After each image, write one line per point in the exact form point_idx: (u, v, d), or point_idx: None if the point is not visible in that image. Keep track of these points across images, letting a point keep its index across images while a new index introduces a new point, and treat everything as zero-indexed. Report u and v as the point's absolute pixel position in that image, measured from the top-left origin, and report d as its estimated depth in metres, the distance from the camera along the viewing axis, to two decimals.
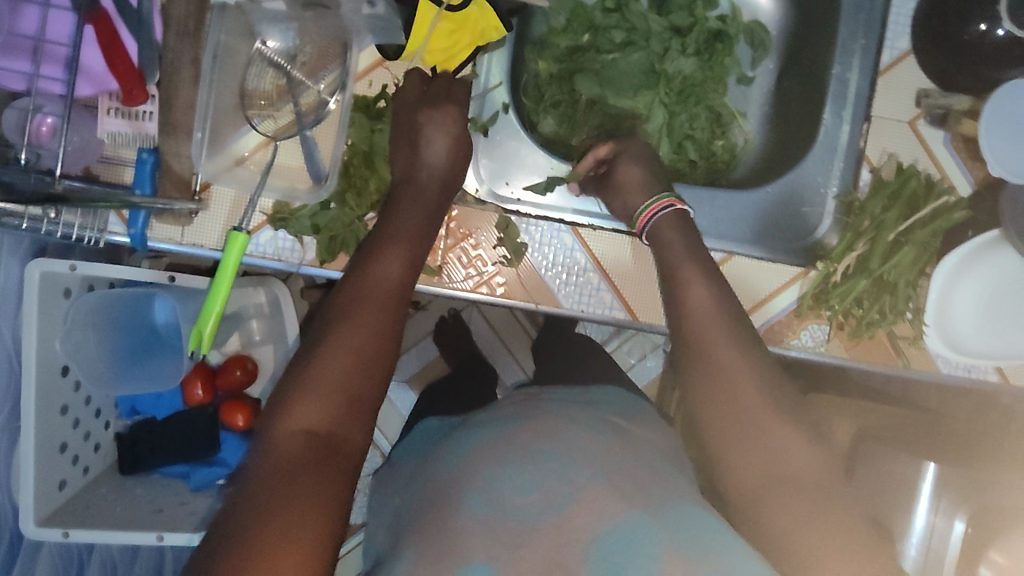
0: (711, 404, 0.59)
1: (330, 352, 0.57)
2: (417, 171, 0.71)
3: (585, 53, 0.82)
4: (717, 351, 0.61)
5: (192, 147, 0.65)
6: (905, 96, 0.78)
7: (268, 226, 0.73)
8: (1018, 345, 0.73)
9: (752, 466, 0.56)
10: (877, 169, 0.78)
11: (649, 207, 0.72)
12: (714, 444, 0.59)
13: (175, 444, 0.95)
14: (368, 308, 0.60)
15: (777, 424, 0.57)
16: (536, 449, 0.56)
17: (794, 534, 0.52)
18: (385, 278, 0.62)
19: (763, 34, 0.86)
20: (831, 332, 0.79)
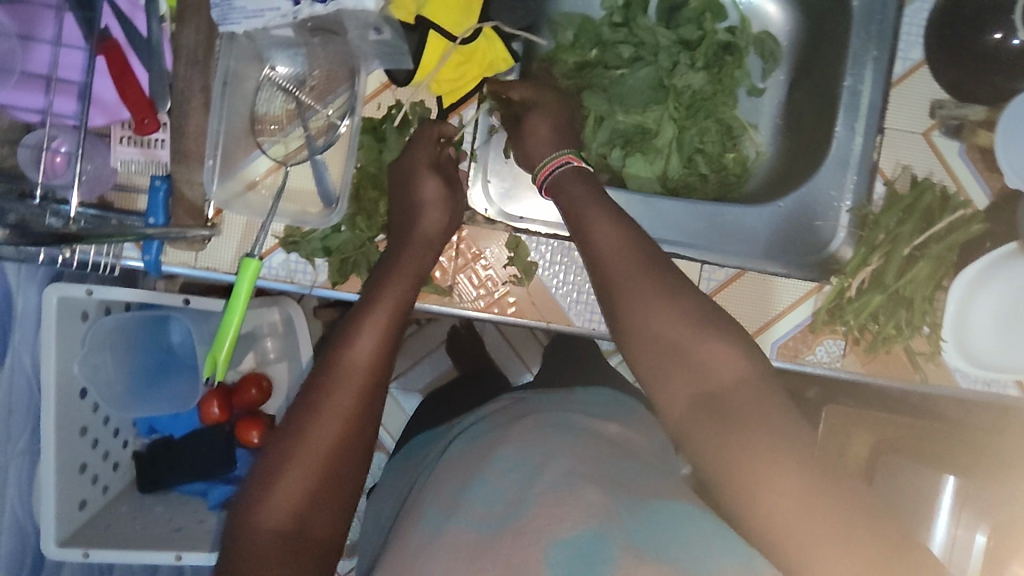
0: (646, 344, 0.57)
1: (308, 441, 0.56)
2: (413, 220, 0.70)
3: (593, 68, 0.82)
4: (637, 300, 0.58)
5: (204, 173, 0.66)
6: (919, 107, 0.77)
7: (280, 249, 0.73)
8: None
9: (693, 394, 0.55)
10: (892, 181, 0.77)
11: (549, 163, 0.70)
12: (653, 382, 0.57)
13: (198, 462, 0.96)
14: (343, 380, 0.59)
15: (714, 349, 0.56)
16: (498, 457, 0.59)
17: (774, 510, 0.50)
18: (362, 348, 0.60)
19: (773, 44, 0.85)
20: (847, 347, 0.77)
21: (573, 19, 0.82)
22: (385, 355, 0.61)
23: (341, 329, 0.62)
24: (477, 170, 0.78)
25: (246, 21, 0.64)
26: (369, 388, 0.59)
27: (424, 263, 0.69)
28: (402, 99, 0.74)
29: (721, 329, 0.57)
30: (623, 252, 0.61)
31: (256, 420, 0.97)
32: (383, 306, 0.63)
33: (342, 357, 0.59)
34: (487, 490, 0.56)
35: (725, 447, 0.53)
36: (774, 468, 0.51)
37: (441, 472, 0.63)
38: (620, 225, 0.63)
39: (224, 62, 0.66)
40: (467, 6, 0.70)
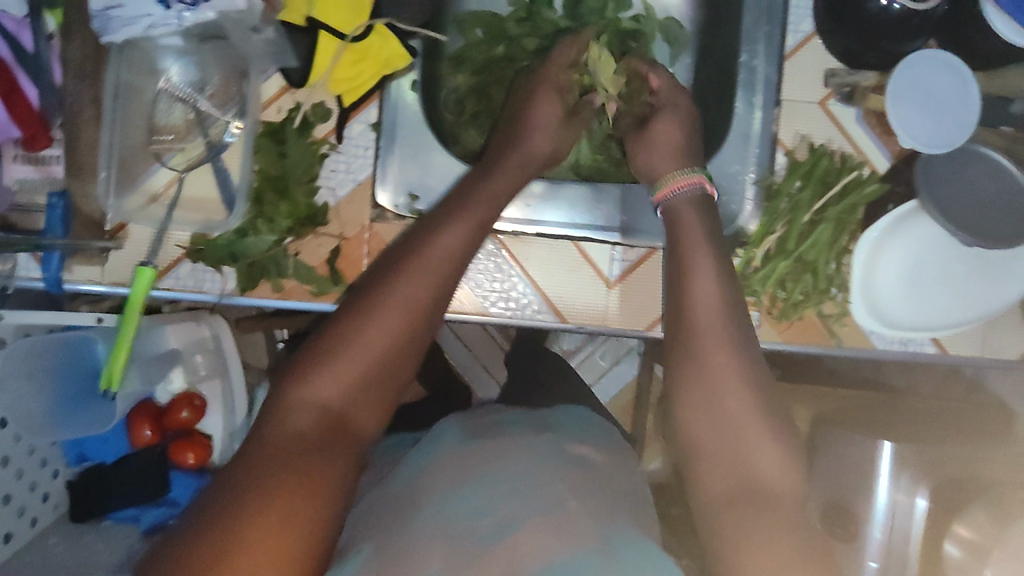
0: (703, 414, 0.61)
1: (367, 338, 0.58)
2: (517, 145, 0.79)
3: (501, 62, 0.88)
4: (711, 352, 0.63)
5: (99, 185, 0.68)
6: (814, 79, 0.79)
7: (185, 260, 0.73)
8: (943, 312, 0.75)
9: (729, 480, 0.59)
10: (792, 152, 0.79)
11: (675, 183, 0.74)
12: (697, 453, 0.62)
13: (132, 489, 0.94)
14: (415, 283, 0.61)
15: (763, 438, 0.60)
16: (486, 471, 0.65)
17: (743, 552, 0.55)
18: (440, 260, 0.63)
19: (677, 30, 0.89)
20: (764, 318, 0.78)
21: (480, 16, 0.86)
22: (448, 286, 0.63)
23: (420, 238, 0.65)
24: (380, 167, 0.76)
25: (126, 26, 0.62)
26: (437, 293, 0.62)
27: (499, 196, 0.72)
28: (300, 100, 0.74)
29: (781, 432, 0.61)
30: (714, 317, 0.64)
31: (190, 442, 0.96)
32: (463, 224, 0.67)
33: (419, 263, 0.62)
34: (478, 504, 0.61)
35: (736, 486, 0.59)
36: (773, 545, 0.54)
37: (432, 471, 0.66)
38: (716, 279, 0.67)
39: (114, 72, 0.66)
40: (355, 5, 0.72)
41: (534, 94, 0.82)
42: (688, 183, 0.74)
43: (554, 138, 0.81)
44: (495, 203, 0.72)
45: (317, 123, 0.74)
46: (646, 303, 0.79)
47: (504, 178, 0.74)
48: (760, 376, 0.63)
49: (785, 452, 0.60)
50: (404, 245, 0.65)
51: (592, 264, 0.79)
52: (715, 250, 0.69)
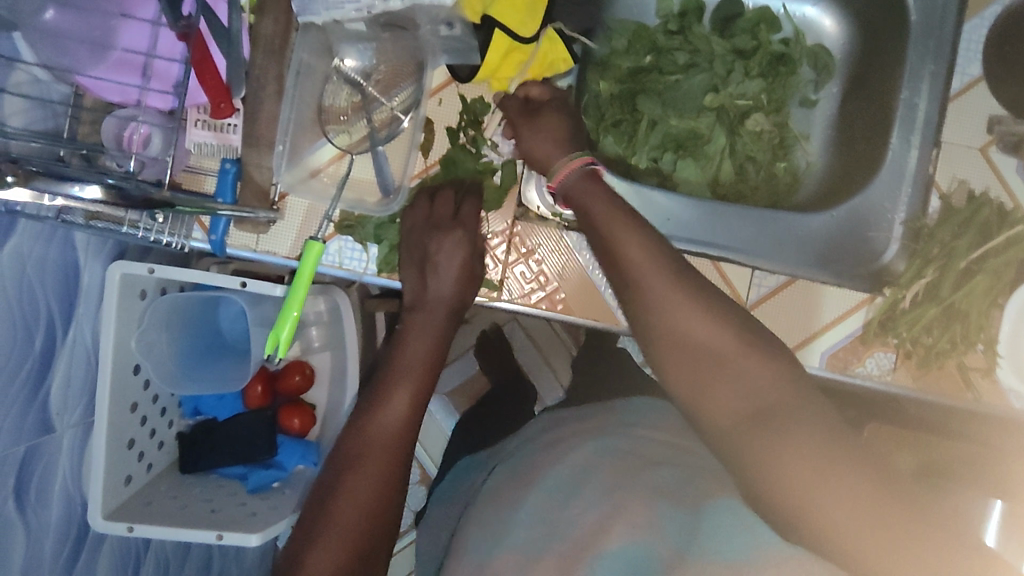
0: (678, 361, 0.59)
1: (340, 507, 0.65)
2: (425, 296, 0.77)
3: (647, 74, 0.85)
4: (666, 296, 0.61)
5: (275, 158, 0.69)
6: (976, 123, 0.78)
7: (337, 236, 0.76)
8: None
9: (738, 399, 0.57)
10: (947, 195, 0.78)
11: (564, 166, 0.69)
12: (692, 394, 0.59)
13: (234, 449, 0.97)
14: (373, 453, 0.69)
15: (746, 355, 0.59)
16: (545, 482, 0.65)
17: (796, 489, 0.52)
18: (390, 419, 0.71)
19: (828, 58, 0.87)
20: (897, 361, 0.79)
21: (627, 26, 0.84)
22: (408, 432, 0.72)
23: (367, 408, 0.72)
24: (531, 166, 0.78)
25: (323, 8, 0.67)
26: (396, 456, 0.70)
27: (440, 327, 0.77)
28: (465, 93, 0.77)
29: (764, 346, 0.59)
30: (655, 269, 0.62)
31: (299, 408, 1.00)
32: (408, 376, 0.74)
33: (371, 435, 0.70)
34: (531, 518, 0.61)
35: (745, 408, 0.57)
36: (808, 464, 0.52)
37: (488, 498, 0.71)
38: (649, 238, 0.64)
39: (301, 56, 0.69)
40: (533, 7, 0.71)
41: (429, 238, 0.76)
42: (577, 161, 0.69)
43: (464, 271, 0.76)
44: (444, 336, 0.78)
45: (480, 116, 0.77)
46: (780, 332, 0.80)
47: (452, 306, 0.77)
48: (730, 314, 0.61)
49: (765, 360, 0.59)
50: (354, 419, 0.73)
51: (730, 285, 0.80)
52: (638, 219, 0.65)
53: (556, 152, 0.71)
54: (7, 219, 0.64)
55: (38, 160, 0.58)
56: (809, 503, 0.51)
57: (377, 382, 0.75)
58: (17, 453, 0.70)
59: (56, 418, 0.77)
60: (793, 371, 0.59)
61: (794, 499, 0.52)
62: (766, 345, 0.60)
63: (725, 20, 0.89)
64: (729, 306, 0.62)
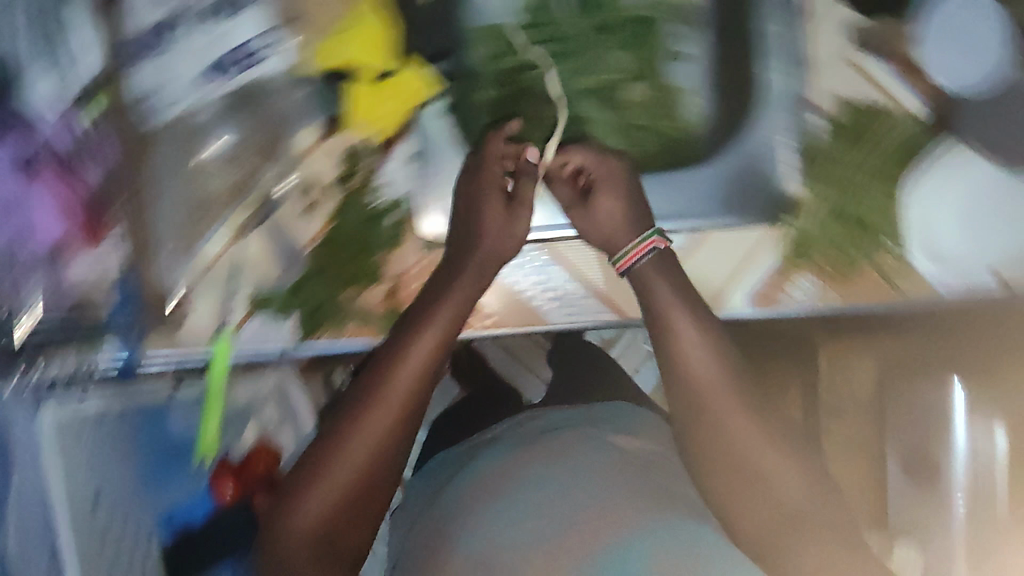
0: (714, 448, 0.71)
1: (330, 476, 0.68)
2: (464, 254, 0.75)
3: (518, 76, 0.78)
4: (731, 418, 0.71)
5: (172, 259, 0.75)
6: (838, 35, 0.78)
7: (252, 317, 0.74)
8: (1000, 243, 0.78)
9: (763, 505, 0.69)
10: (829, 113, 0.79)
11: (632, 250, 0.76)
12: (727, 504, 0.71)
13: (208, 552, 0.83)
14: (377, 409, 0.70)
15: (784, 474, 0.70)
16: (535, 478, 0.75)
17: (784, 545, 0.69)
18: (404, 380, 0.71)
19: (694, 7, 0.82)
20: (821, 279, 0.79)
21: (482, 33, 0.77)
22: (419, 392, 0.72)
23: (383, 360, 0.72)
24: (425, 196, 0.78)
25: (172, 103, 0.76)
26: (402, 416, 0.70)
27: (463, 300, 0.74)
28: (337, 146, 0.76)
29: (784, 444, 0.71)
30: (710, 389, 0.72)
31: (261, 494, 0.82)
32: (429, 338, 0.72)
33: (383, 390, 0.70)
34: (519, 512, 0.72)
35: (741, 483, 0.70)
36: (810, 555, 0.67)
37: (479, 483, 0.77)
38: (713, 356, 0.73)
39: (160, 158, 0.75)
40: (380, 44, 0.75)
41: (474, 201, 0.77)
42: (647, 247, 0.76)
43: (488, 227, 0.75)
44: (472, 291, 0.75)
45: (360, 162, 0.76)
46: (706, 283, 0.81)
47: (475, 264, 0.74)
48: (754, 404, 0.73)
49: (797, 466, 0.71)
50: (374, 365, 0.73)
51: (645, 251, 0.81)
52: (690, 303, 0.75)
53: (624, 235, 0.77)
54: None
55: None
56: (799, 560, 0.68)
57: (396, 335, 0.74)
58: None
59: None
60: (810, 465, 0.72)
61: (780, 551, 0.69)
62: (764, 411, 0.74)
63: None
64: (746, 386, 0.74)
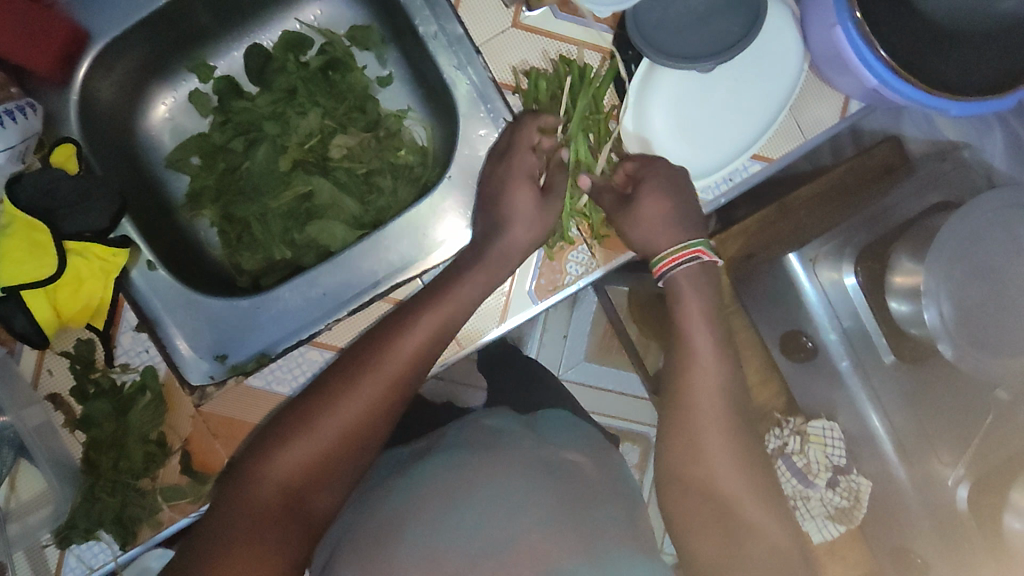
0: (684, 475, 0.70)
1: (299, 449, 0.63)
2: (388, 349, 0.68)
3: (230, 177, 0.83)
4: (707, 413, 0.70)
5: None
6: (494, 7, 0.75)
7: (67, 550, 0.73)
8: (736, 134, 0.75)
9: (705, 483, 0.69)
10: (519, 87, 0.76)
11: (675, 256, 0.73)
12: (681, 520, 0.70)
13: None
14: (301, 449, 0.64)
15: (757, 511, 0.68)
16: (472, 497, 0.76)
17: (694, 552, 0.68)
18: (330, 431, 0.65)
19: (365, 31, 0.85)
20: (594, 245, 0.77)
21: (187, 146, 0.84)
22: (351, 446, 0.66)
23: (312, 407, 0.65)
24: (169, 352, 0.75)
25: None
26: (332, 455, 0.65)
27: (397, 381, 0.68)
28: (60, 351, 0.74)
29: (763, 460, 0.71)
30: (707, 397, 0.71)
31: None
32: (362, 393, 0.66)
33: (308, 429, 0.64)
34: (463, 519, 0.73)
35: (700, 469, 0.69)
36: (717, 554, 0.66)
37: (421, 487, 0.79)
38: (725, 363, 0.72)
39: None
40: (35, 250, 0.69)
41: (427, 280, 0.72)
42: (687, 256, 0.73)
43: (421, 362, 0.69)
44: (415, 370, 0.69)
45: (90, 356, 0.74)
46: (484, 304, 0.76)
47: (400, 356, 0.68)
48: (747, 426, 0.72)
49: (752, 469, 0.69)
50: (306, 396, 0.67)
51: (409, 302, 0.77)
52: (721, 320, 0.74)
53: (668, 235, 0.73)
54: None
55: None
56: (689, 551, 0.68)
57: (323, 390, 0.67)
58: None
59: None
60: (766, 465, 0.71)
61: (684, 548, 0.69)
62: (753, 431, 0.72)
63: (262, 71, 0.86)
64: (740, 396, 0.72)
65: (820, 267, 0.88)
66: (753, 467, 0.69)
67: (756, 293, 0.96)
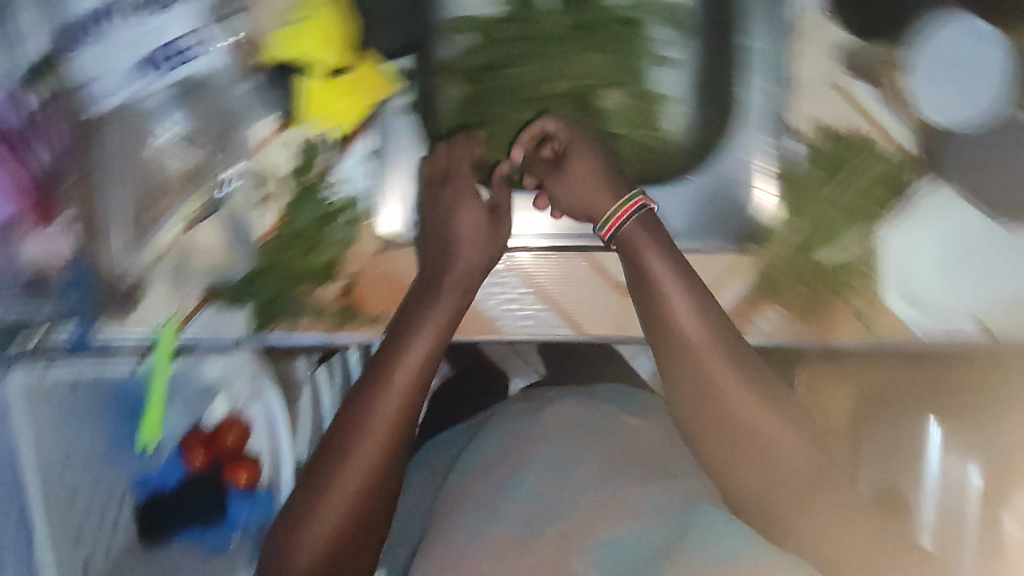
0: (713, 418, 0.72)
1: (354, 451, 0.69)
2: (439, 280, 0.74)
3: (492, 71, 0.80)
4: (730, 398, 0.71)
5: (117, 242, 0.73)
6: (823, 57, 0.75)
7: (207, 304, 0.75)
8: (982, 297, 0.74)
9: (760, 472, 0.70)
10: (805, 137, 0.77)
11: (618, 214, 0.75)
12: (725, 462, 0.72)
13: (189, 515, 0.90)
14: (357, 442, 0.69)
15: (816, 502, 0.67)
16: (534, 460, 0.75)
17: (816, 541, 0.65)
18: (378, 414, 0.70)
19: (682, 13, 0.80)
20: (789, 312, 0.76)
21: (463, 22, 0.79)
22: (397, 428, 0.70)
23: (369, 383, 0.71)
24: (379, 190, 0.78)
25: (113, 94, 0.72)
26: (386, 442, 0.70)
27: (446, 325, 0.73)
28: (291, 138, 0.75)
29: (785, 404, 0.72)
30: (746, 402, 0.71)
31: (242, 461, 0.91)
32: (384, 392, 0.70)
33: (357, 421, 0.70)
34: (525, 490, 0.72)
35: (752, 463, 0.70)
36: (829, 531, 0.66)
37: (474, 472, 0.77)
38: (726, 353, 0.73)
39: (112, 139, 0.73)
40: (335, 41, 0.74)
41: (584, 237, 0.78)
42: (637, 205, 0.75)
43: (486, 251, 0.76)
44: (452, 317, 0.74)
45: (315, 158, 0.75)
46: None
47: (445, 308, 0.74)
48: (768, 386, 0.73)
49: (791, 428, 0.71)
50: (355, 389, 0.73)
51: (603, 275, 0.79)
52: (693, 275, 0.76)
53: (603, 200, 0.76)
54: None
55: None
56: (815, 543, 0.65)
57: (373, 365, 0.73)
58: None
59: None
60: (813, 437, 0.72)
61: (796, 538, 0.66)
62: (783, 407, 0.72)
63: None
64: (751, 359, 0.74)
65: (952, 454, 0.74)
66: (787, 427, 0.70)
67: (885, 431, 0.79)
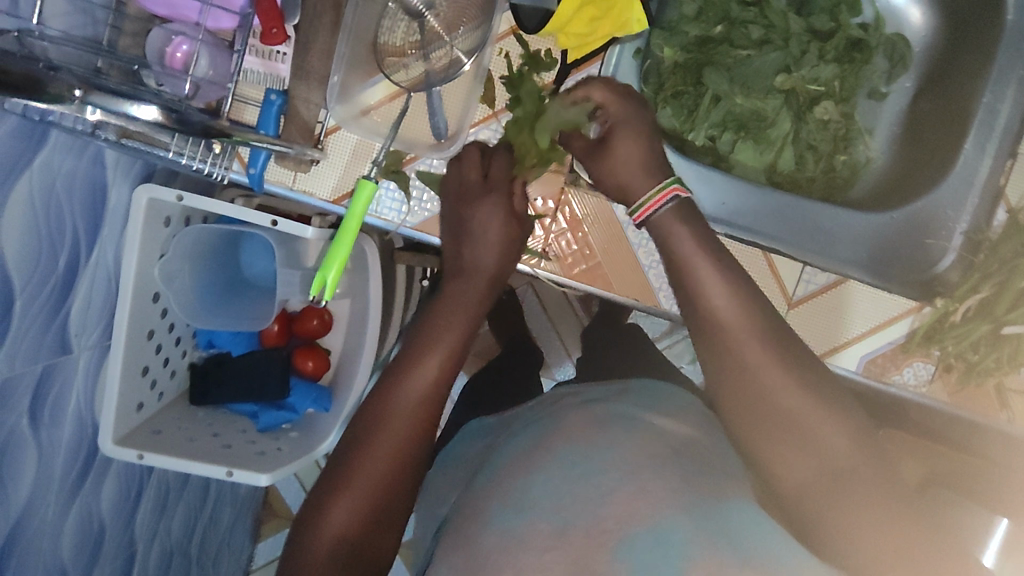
0: (737, 394, 0.57)
1: (418, 377, 0.62)
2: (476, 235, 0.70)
3: (716, 45, 0.79)
4: (765, 371, 0.56)
5: (329, 89, 0.69)
6: None
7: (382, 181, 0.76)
8: None
9: (802, 458, 0.54)
10: (1015, 210, 0.76)
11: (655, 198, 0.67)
12: (760, 445, 0.56)
13: (247, 385, 0.96)
14: (410, 372, 0.63)
15: (853, 498, 0.50)
16: (565, 455, 0.55)
17: (846, 532, 0.49)
18: (442, 345, 0.65)
19: (905, 48, 0.82)
20: (935, 375, 0.79)
21: None
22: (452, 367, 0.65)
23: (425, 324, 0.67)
24: None
25: None
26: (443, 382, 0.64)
27: (483, 281, 0.70)
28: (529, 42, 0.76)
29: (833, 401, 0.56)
30: (764, 356, 0.57)
31: (314, 351, 0.99)
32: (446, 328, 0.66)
33: (416, 352, 0.64)
34: (547, 489, 0.52)
35: (789, 445, 0.55)
36: (861, 512, 0.50)
37: (493, 473, 0.59)
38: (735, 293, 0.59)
39: None
40: None
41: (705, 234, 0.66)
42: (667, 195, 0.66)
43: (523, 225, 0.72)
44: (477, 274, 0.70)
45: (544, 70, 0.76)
46: (815, 334, 0.79)
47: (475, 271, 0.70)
48: (824, 389, 0.57)
49: (838, 421, 0.55)
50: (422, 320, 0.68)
51: (778, 279, 0.79)
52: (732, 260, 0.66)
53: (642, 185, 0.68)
54: (92, 149, 0.68)
55: (81, 71, 0.52)
56: (840, 535, 0.49)
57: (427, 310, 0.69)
58: (34, 372, 0.65)
59: (73, 341, 0.73)
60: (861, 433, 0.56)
61: (822, 529, 0.51)
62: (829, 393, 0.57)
63: None
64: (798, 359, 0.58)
65: None
66: (829, 411, 0.55)
67: None
